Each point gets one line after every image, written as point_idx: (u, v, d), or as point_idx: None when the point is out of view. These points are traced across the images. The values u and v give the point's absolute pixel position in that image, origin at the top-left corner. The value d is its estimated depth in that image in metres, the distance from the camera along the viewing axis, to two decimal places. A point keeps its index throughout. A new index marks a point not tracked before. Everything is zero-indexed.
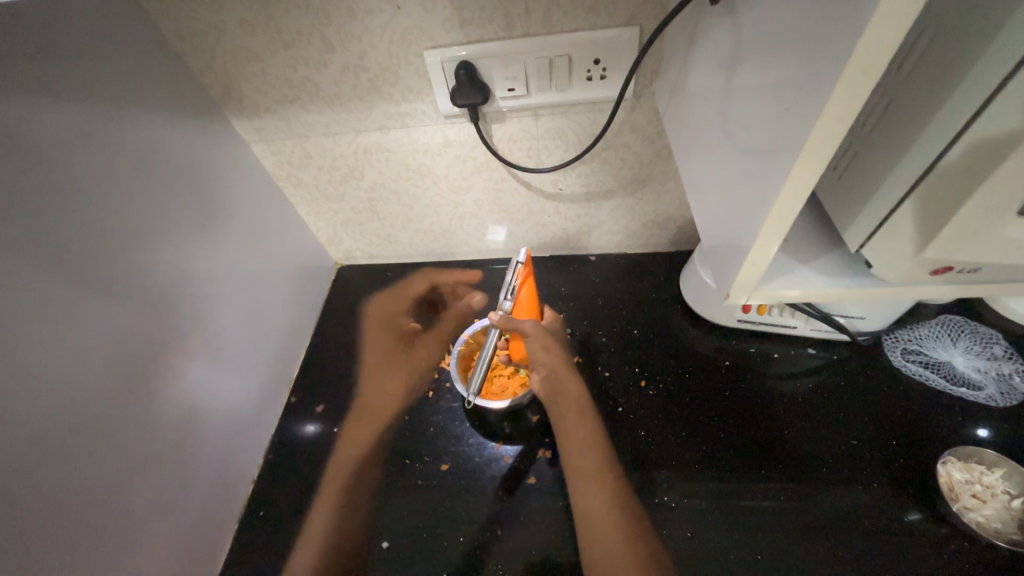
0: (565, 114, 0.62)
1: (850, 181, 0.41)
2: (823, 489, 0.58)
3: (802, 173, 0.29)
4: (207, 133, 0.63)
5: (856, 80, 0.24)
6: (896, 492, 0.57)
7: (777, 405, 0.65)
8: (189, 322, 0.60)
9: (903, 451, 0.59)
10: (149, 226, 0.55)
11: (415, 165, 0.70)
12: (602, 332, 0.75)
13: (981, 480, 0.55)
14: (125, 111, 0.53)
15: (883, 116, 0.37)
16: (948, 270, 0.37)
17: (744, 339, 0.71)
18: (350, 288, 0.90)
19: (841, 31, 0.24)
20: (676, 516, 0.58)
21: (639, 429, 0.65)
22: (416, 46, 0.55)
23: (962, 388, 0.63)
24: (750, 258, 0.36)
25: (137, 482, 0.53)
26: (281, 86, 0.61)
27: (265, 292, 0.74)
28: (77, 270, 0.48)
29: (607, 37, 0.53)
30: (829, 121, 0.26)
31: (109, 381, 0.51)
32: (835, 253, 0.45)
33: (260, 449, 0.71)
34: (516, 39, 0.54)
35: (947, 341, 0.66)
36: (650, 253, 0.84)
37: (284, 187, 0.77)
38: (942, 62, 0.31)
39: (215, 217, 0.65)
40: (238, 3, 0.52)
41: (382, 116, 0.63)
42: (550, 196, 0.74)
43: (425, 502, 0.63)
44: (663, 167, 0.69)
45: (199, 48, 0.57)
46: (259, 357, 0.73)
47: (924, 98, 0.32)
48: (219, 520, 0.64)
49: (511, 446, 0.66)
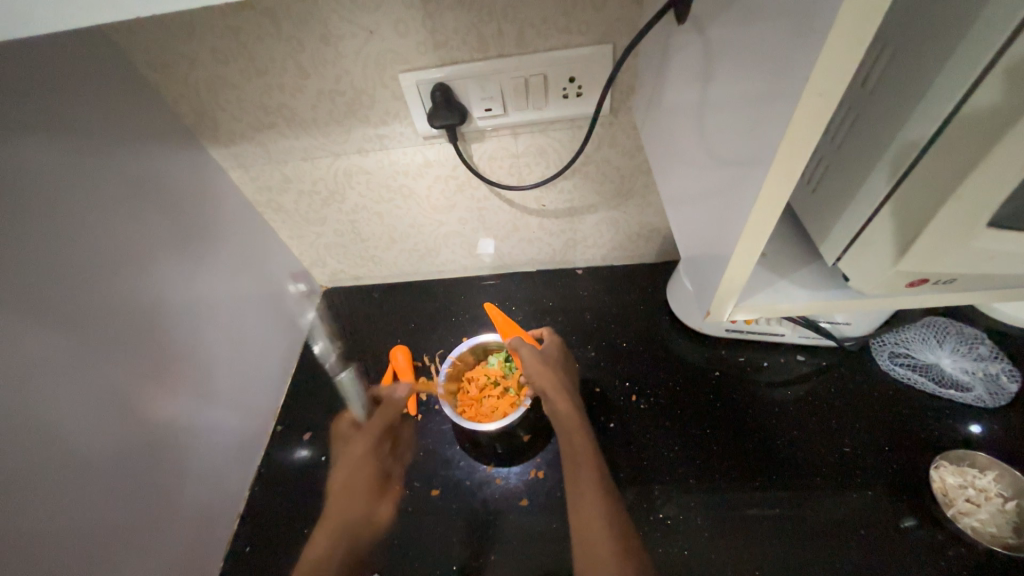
0: (544, 132, 0.62)
1: (824, 194, 0.41)
2: (820, 497, 0.57)
3: (773, 188, 0.28)
4: (181, 161, 0.62)
5: (818, 101, 0.24)
6: (892, 496, 0.56)
7: (769, 413, 0.64)
8: (168, 356, 0.59)
9: (897, 455, 0.59)
10: (124, 258, 0.54)
11: (396, 187, 0.70)
12: (591, 346, 0.75)
13: (975, 484, 0.54)
14: (91, 142, 0.51)
15: (850, 131, 0.37)
16: (928, 280, 0.38)
17: (734, 348, 0.71)
18: (335, 311, 0.89)
19: (802, 53, 0.24)
20: (673, 533, 0.57)
21: (633, 444, 0.64)
22: (391, 70, 0.55)
23: (951, 390, 0.62)
24: (730, 273, 0.36)
25: (112, 528, 0.51)
26: (257, 113, 0.60)
27: (249, 320, 0.73)
28: (46, 307, 0.46)
29: (581, 55, 0.53)
30: (799, 137, 0.26)
31: (82, 417, 0.48)
32: (816, 263, 0.45)
33: (246, 481, 0.69)
34: (490, 60, 0.54)
35: (934, 343, 0.66)
36: (636, 264, 0.84)
37: (264, 212, 0.75)
38: (903, 78, 0.31)
39: (194, 243, 0.64)
40: (211, 32, 0.52)
41: (360, 138, 0.63)
42: (534, 212, 0.74)
43: (417, 529, 0.61)
44: (644, 180, 0.69)
45: (172, 78, 0.57)
46: (242, 385, 0.70)
47: (889, 114, 0.32)
48: (204, 556, 0.61)
49: (502, 468, 0.64)
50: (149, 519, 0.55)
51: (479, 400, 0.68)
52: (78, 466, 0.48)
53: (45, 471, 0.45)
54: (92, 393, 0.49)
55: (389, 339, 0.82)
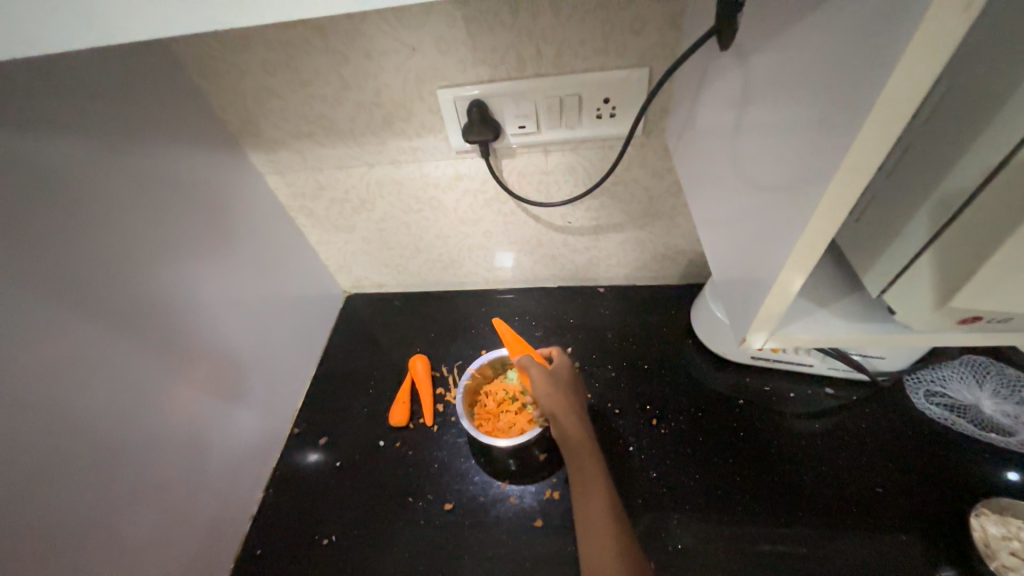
0: (575, 150, 0.62)
1: (870, 225, 0.40)
2: (848, 539, 0.55)
3: (820, 218, 0.28)
4: (222, 165, 0.64)
5: (873, 132, 0.23)
6: (928, 544, 0.53)
7: (795, 447, 0.62)
8: (195, 354, 0.60)
9: (933, 499, 0.56)
10: (161, 256, 0.55)
11: (426, 198, 0.71)
12: (612, 367, 0.74)
13: (1020, 536, 0.51)
14: (139, 144, 0.54)
15: (899, 161, 0.36)
16: (977, 318, 0.36)
17: (759, 376, 0.69)
18: (357, 317, 0.90)
19: (857, 84, 0.24)
20: (691, 566, 0.55)
21: (652, 470, 0.62)
22: (430, 85, 0.56)
23: (992, 433, 0.59)
24: (769, 301, 0.35)
25: (128, 523, 0.51)
26: (297, 122, 0.62)
27: (274, 322, 0.74)
28: (84, 301, 0.47)
29: (617, 77, 0.54)
30: (854, 168, 0.25)
31: (109, 411, 0.49)
32: (855, 294, 0.44)
33: (261, 482, 0.69)
34: (527, 79, 0.55)
35: (973, 384, 0.63)
36: (660, 285, 0.83)
37: (296, 217, 0.77)
38: (958, 111, 0.31)
39: (228, 244, 0.66)
40: (260, 45, 0.54)
41: (394, 150, 0.64)
42: (560, 228, 0.74)
43: (428, 544, 0.60)
44: (673, 201, 0.69)
45: (221, 87, 0.59)
46: (263, 386, 0.71)
47: (942, 147, 0.32)
48: (215, 557, 0.61)
49: (517, 486, 0.63)
50: (163, 516, 0.55)
51: (496, 415, 0.68)
52: (101, 458, 0.48)
53: (70, 462, 0.45)
54: (120, 387, 0.50)
55: (409, 348, 0.82)
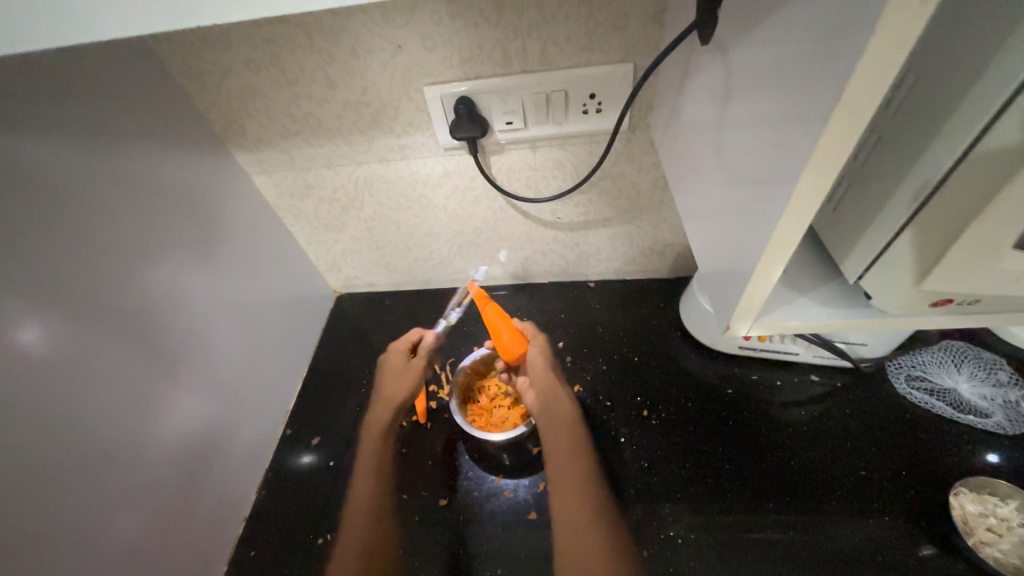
0: (562, 146, 0.63)
1: (845, 214, 0.41)
2: (834, 521, 0.56)
3: (797, 205, 0.29)
4: (209, 166, 0.64)
5: (845, 121, 0.24)
6: (910, 523, 0.55)
7: (782, 433, 0.63)
8: (186, 355, 0.59)
9: (914, 480, 0.58)
10: (148, 257, 0.55)
11: (415, 196, 0.71)
12: (602, 360, 0.75)
13: (995, 513, 0.53)
14: (125, 146, 0.53)
15: (873, 150, 0.37)
16: (949, 300, 0.38)
17: (746, 366, 0.71)
18: (348, 317, 0.90)
19: (830, 74, 0.25)
20: (683, 553, 0.56)
21: (644, 460, 0.63)
22: (417, 83, 0.57)
23: (969, 415, 0.62)
24: (751, 288, 0.36)
25: (122, 526, 0.51)
26: (284, 121, 0.62)
27: (264, 323, 0.74)
28: (73, 303, 0.47)
29: (602, 72, 0.54)
30: (829, 157, 0.26)
31: (99, 414, 0.49)
32: (835, 282, 0.45)
33: (254, 484, 0.69)
34: (513, 76, 0.55)
35: (951, 368, 0.66)
36: (648, 279, 0.85)
37: (284, 217, 0.77)
38: (928, 100, 0.32)
39: (216, 246, 0.65)
40: (245, 43, 0.54)
41: (382, 148, 0.64)
42: (549, 224, 0.75)
43: (424, 540, 0.61)
44: (660, 196, 0.70)
45: (205, 87, 0.59)
46: (255, 387, 0.71)
47: (912, 137, 0.33)
48: (209, 559, 0.61)
49: (511, 480, 0.64)
50: (156, 520, 0.55)
51: (489, 410, 0.68)
52: (92, 461, 0.48)
53: (60, 467, 0.45)
54: (111, 389, 0.50)
55: None
